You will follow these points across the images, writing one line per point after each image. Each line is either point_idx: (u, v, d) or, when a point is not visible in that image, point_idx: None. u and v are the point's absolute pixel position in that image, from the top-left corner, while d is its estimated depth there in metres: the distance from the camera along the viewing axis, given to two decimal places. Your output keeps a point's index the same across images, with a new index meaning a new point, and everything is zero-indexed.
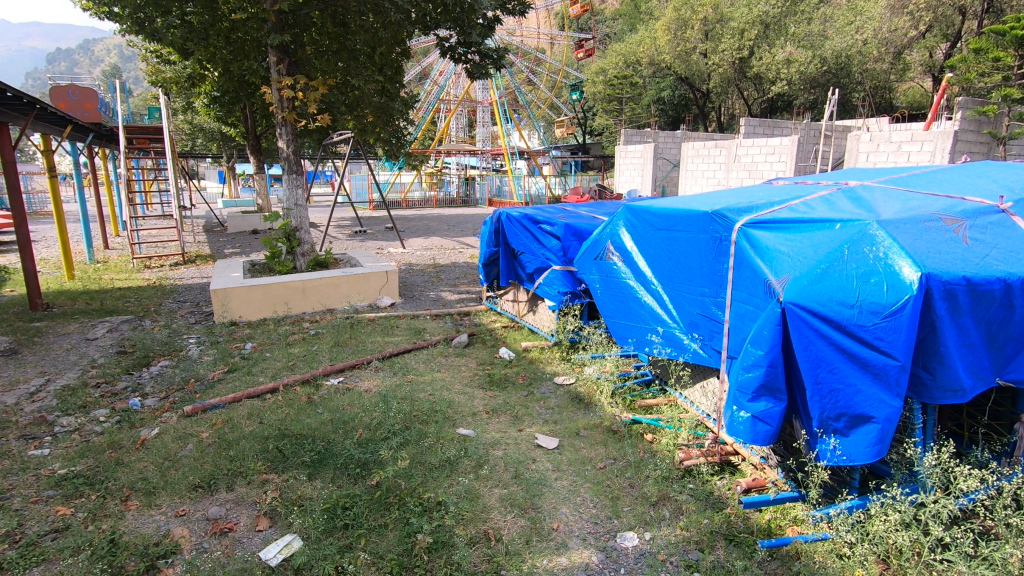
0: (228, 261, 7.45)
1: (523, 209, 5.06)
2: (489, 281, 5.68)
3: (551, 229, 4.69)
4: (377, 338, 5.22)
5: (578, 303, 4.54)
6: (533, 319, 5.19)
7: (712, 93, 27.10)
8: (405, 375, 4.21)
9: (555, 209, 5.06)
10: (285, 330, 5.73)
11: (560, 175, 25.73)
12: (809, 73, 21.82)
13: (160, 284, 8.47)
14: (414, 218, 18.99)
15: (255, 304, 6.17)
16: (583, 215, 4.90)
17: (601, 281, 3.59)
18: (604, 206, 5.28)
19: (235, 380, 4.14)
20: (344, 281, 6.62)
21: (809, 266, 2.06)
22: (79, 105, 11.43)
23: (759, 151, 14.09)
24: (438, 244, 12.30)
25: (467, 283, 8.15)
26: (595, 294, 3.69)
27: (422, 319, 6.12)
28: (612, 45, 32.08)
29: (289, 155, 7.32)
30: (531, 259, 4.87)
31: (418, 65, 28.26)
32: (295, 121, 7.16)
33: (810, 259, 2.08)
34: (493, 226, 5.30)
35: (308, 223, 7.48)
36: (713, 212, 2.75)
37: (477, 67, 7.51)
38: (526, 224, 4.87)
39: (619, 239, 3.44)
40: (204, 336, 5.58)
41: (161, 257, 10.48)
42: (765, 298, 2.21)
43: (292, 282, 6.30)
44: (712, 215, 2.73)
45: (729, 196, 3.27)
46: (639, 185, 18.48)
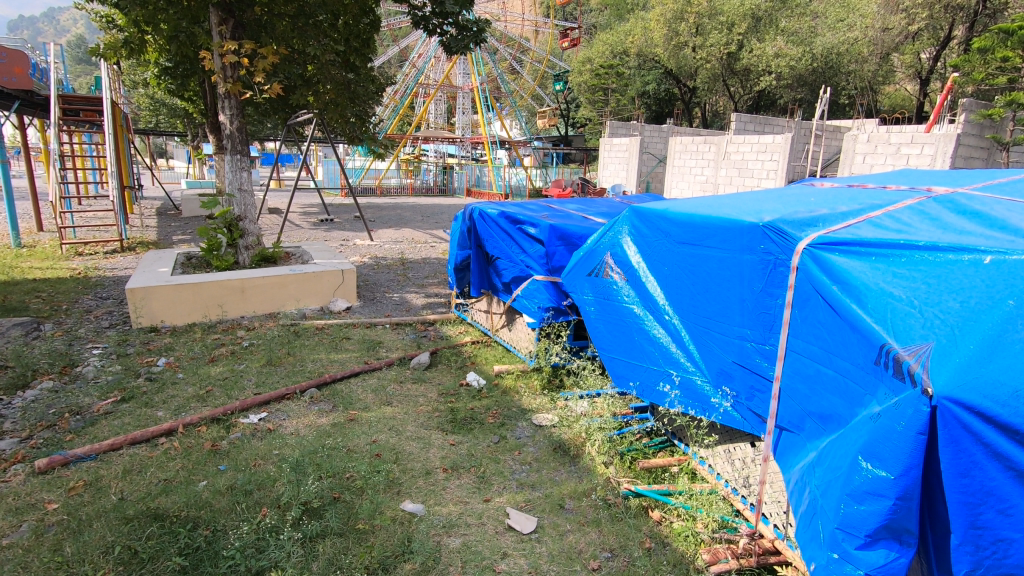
0: (159, 253, 6.45)
1: (501, 206, 4.25)
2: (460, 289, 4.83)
3: (532, 230, 3.89)
4: (322, 354, 4.36)
5: (563, 321, 3.78)
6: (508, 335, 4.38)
7: (698, 88, 26.60)
8: (348, 410, 3.37)
9: (539, 208, 4.26)
10: (215, 340, 4.82)
11: (541, 167, 24.98)
12: (799, 69, 21.37)
13: (85, 276, 7.41)
14: (387, 206, 17.97)
15: (182, 307, 5.23)
16: (572, 216, 4.11)
17: (594, 302, 2.80)
18: (596, 205, 4.51)
19: (125, 414, 3.24)
20: (291, 280, 5.71)
21: (956, 333, 1.39)
22: (5, 69, 9.61)
23: (751, 149, 13.46)
24: (409, 236, 11.40)
25: (437, 283, 7.30)
26: (585, 317, 2.88)
27: (380, 329, 5.26)
28: (599, 35, 31.34)
29: (234, 131, 6.29)
30: (507, 266, 4.07)
31: (396, 46, 27.08)
32: (239, 92, 6.13)
33: (957, 323, 1.41)
34: (465, 223, 4.50)
35: (255, 211, 6.52)
36: (766, 223, 1.95)
37: (454, 39, 6.58)
38: (503, 223, 4.05)
39: (621, 251, 2.65)
40: (112, 346, 4.63)
41: (96, 243, 9.36)
42: (872, 371, 1.51)
43: (229, 281, 5.38)
44: (764, 227, 1.94)
45: (766, 198, 2.51)
46: (623, 180, 17.76)
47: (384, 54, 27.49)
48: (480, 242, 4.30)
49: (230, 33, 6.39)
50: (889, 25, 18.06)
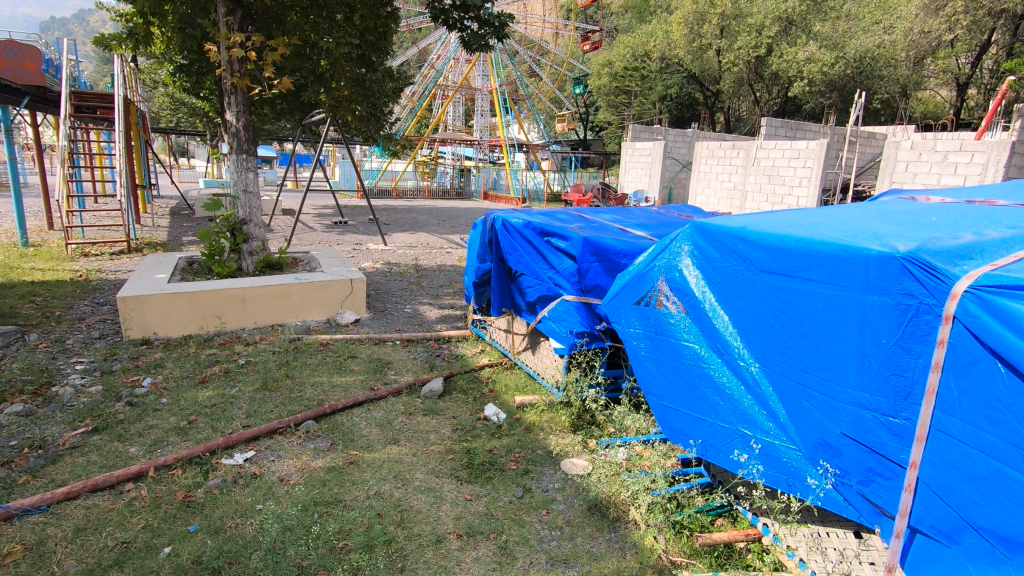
0: (159, 257, 6.08)
1: (526, 214, 3.75)
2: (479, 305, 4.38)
3: (563, 244, 3.41)
4: (324, 376, 3.92)
5: (596, 347, 3.31)
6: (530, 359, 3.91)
7: (723, 92, 25.98)
8: (348, 449, 2.92)
9: (571, 218, 3.78)
10: (210, 355, 4.42)
11: (560, 171, 24.48)
12: (831, 75, 20.62)
13: (85, 278, 7.09)
14: (403, 209, 17.66)
15: (178, 318, 4.85)
16: (607, 229, 3.65)
17: (643, 336, 2.32)
18: (632, 217, 4.06)
19: (92, 449, 2.82)
20: (296, 290, 5.31)
21: None
22: (17, 65, 9.65)
23: (783, 155, 12.80)
24: (425, 241, 11.00)
25: (453, 294, 6.85)
26: (629, 352, 2.40)
27: (389, 346, 4.82)
28: (621, 37, 30.81)
29: (240, 129, 5.89)
30: (532, 283, 3.59)
31: (416, 48, 26.84)
32: (246, 88, 5.72)
33: None
34: (485, 232, 4.01)
35: (260, 214, 6.12)
36: (907, 254, 1.49)
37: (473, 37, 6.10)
38: (529, 235, 3.56)
39: (680, 277, 2.17)
40: (98, 360, 4.25)
41: (102, 243, 9.07)
42: None
43: (229, 290, 5.00)
44: (906, 260, 1.48)
45: (860, 215, 2.08)
46: (646, 185, 17.21)
47: (403, 55, 27.27)
48: (502, 254, 3.81)
49: (238, 24, 6.00)
50: (929, 28, 17.29)
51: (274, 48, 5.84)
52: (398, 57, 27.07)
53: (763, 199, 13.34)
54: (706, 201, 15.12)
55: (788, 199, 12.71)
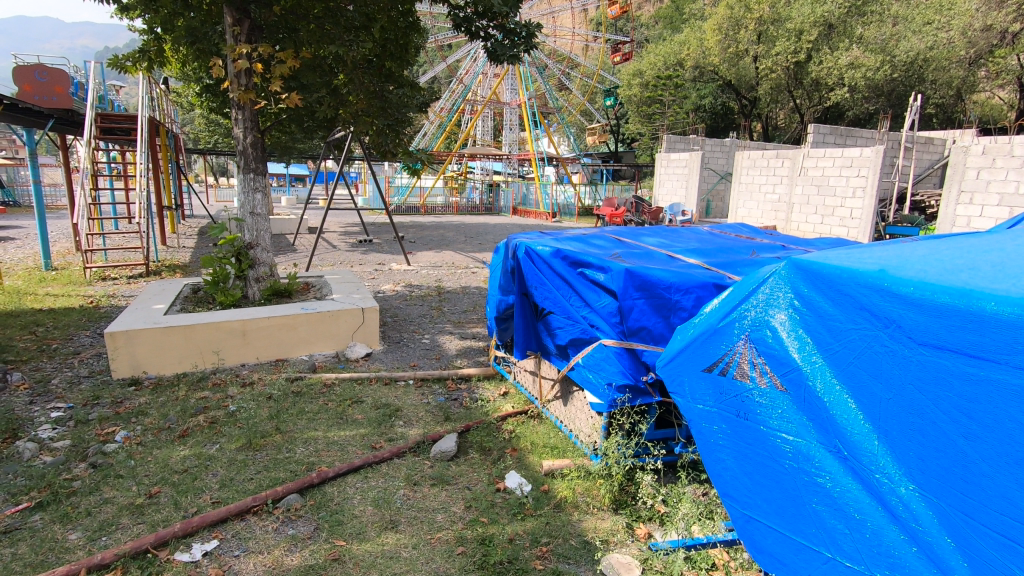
0: (163, 285, 5.69)
1: (555, 240, 3.11)
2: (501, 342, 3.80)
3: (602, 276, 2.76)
4: (320, 429, 3.38)
5: (640, 403, 2.71)
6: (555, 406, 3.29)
7: (760, 99, 25.01)
8: (332, 538, 2.35)
9: (609, 242, 3.15)
10: (199, 399, 3.94)
11: (591, 184, 23.85)
12: (877, 80, 19.43)
13: (96, 305, 6.81)
14: (431, 226, 17.34)
15: (172, 354, 4.41)
16: (654, 256, 3.02)
17: (718, 417, 1.74)
18: (680, 239, 3.45)
19: (25, 536, 2.32)
20: (302, 321, 4.83)
21: None
22: (47, 88, 9.71)
23: (833, 164, 11.87)
24: (450, 261, 10.52)
25: (476, 321, 6.29)
26: (700, 438, 1.80)
27: (401, 387, 4.27)
28: (652, 47, 30.13)
29: (248, 147, 5.49)
30: (562, 323, 2.95)
31: (444, 64, 26.80)
32: (254, 102, 5.31)
33: None
34: (506, 260, 3.37)
35: (269, 238, 5.70)
36: None
37: (498, 44, 5.52)
38: (559, 266, 2.91)
39: (776, 344, 1.58)
40: (78, 406, 3.82)
41: (121, 267, 8.87)
42: None
43: (229, 323, 4.56)
44: None
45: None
46: (682, 198, 16.42)
47: (432, 72, 27.25)
48: (526, 288, 3.15)
49: (246, 35, 5.63)
50: None
51: (283, 59, 5.46)
52: (426, 74, 27.07)
53: (812, 211, 12.39)
54: (748, 213, 14.23)
55: (840, 211, 11.74)
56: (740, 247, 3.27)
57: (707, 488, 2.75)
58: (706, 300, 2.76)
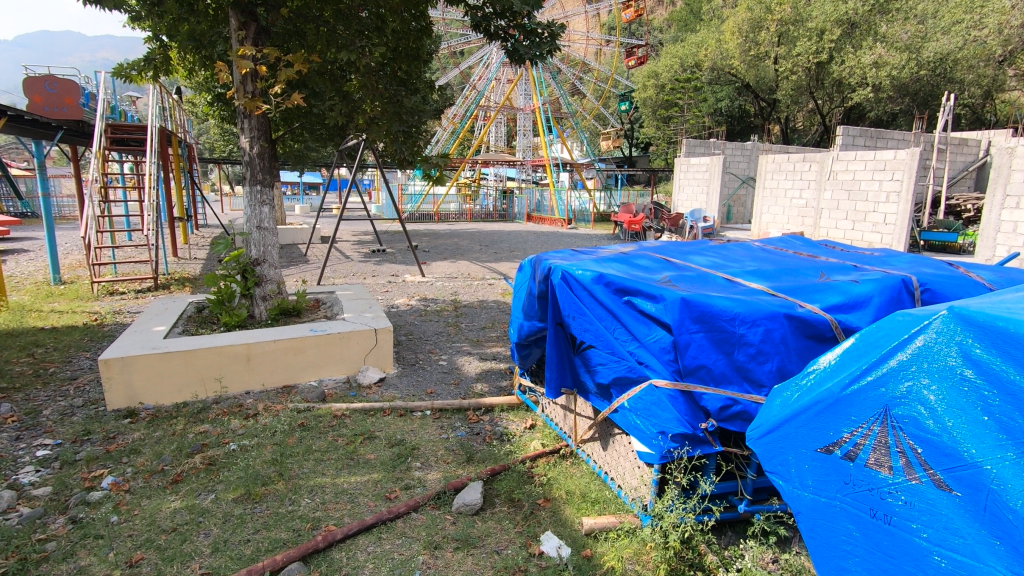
0: (166, 304, 5.38)
1: (594, 262, 2.72)
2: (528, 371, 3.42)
3: (654, 306, 2.36)
4: (327, 473, 3.01)
5: (698, 451, 2.30)
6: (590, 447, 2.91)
7: (780, 101, 24.43)
8: None
9: (655, 264, 2.77)
10: (198, 435, 3.60)
11: (607, 190, 23.47)
12: (901, 79, 18.62)
13: (100, 322, 6.55)
14: (445, 234, 17.05)
15: (172, 381, 4.09)
16: (709, 280, 2.63)
17: (851, 511, 1.58)
18: (734, 258, 3.08)
19: None
20: (311, 344, 4.49)
21: None
22: (57, 99, 9.53)
23: (865, 167, 11.33)
24: (466, 271, 10.17)
25: (495, 340, 5.90)
26: (828, 534, 1.64)
27: (418, 419, 3.90)
28: (667, 49, 29.66)
29: (255, 157, 5.18)
30: (605, 359, 2.53)
31: (457, 70, 26.61)
32: (259, 109, 5.00)
33: None
34: (536, 283, 2.98)
35: (276, 252, 5.37)
36: None
37: (521, 46, 5.23)
38: (603, 294, 2.51)
39: (917, 429, 1.43)
40: (67, 442, 3.49)
41: (130, 281, 8.64)
42: None
43: (232, 347, 4.22)
44: None
45: None
46: (703, 203, 15.93)
47: (444, 78, 27.08)
48: (561, 316, 2.75)
49: (252, 38, 5.33)
50: None
51: (291, 64, 5.14)
52: (439, 80, 26.90)
53: (842, 216, 11.86)
54: (774, 219, 13.72)
55: (873, 216, 11.20)
56: (804, 267, 2.87)
57: (777, 554, 2.32)
58: (775, 332, 2.36)
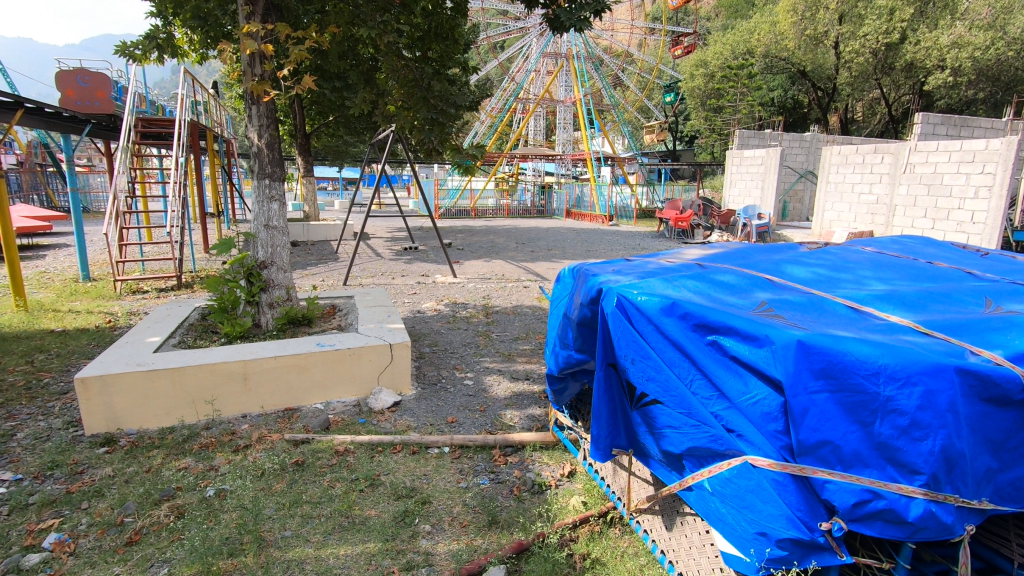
0: (168, 310, 4.92)
1: (663, 281, 1.97)
2: (565, 409, 2.72)
3: (755, 351, 1.62)
4: (312, 540, 2.43)
5: (813, 564, 1.59)
6: (643, 523, 2.21)
7: (841, 89, 22.79)
8: None
9: (746, 280, 2.00)
10: (175, 473, 3.07)
11: (650, 185, 22.42)
12: (985, 62, 16.98)
13: (111, 325, 6.19)
14: (481, 231, 16.47)
15: (157, 404, 3.59)
16: (826, 308, 1.86)
17: None
18: (852, 270, 2.28)
19: None
20: (317, 361, 3.91)
21: None
22: (88, 93, 9.27)
23: (949, 159, 10.08)
24: (500, 272, 9.52)
25: (528, 355, 5.20)
26: None
27: (433, 457, 3.28)
28: (717, 36, 28.30)
29: (262, 148, 4.64)
30: (677, 421, 1.83)
31: (497, 61, 26.03)
32: (266, 94, 4.46)
33: None
34: (579, 307, 2.26)
35: (287, 254, 4.82)
36: None
37: (565, 8, 4.41)
38: (679, 331, 1.78)
39: None
40: (27, 477, 3.02)
41: (153, 279, 8.35)
42: None
43: (226, 365, 3.68)
44: None
45: None
46: (757, 199, 14.77)
47: (483, 70, 26.56)
48: (614, 355, 2.01)
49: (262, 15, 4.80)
50: None
51: (302, 41, 4.58)
52: (478, 73, 26.36)
53: (921, 213, 10.65)
54: (839, 216, 12.49)
55: (957, 214, 9.97)
56: (956, 288, 2.05)
57: None
58: (940, 396, 1.56)
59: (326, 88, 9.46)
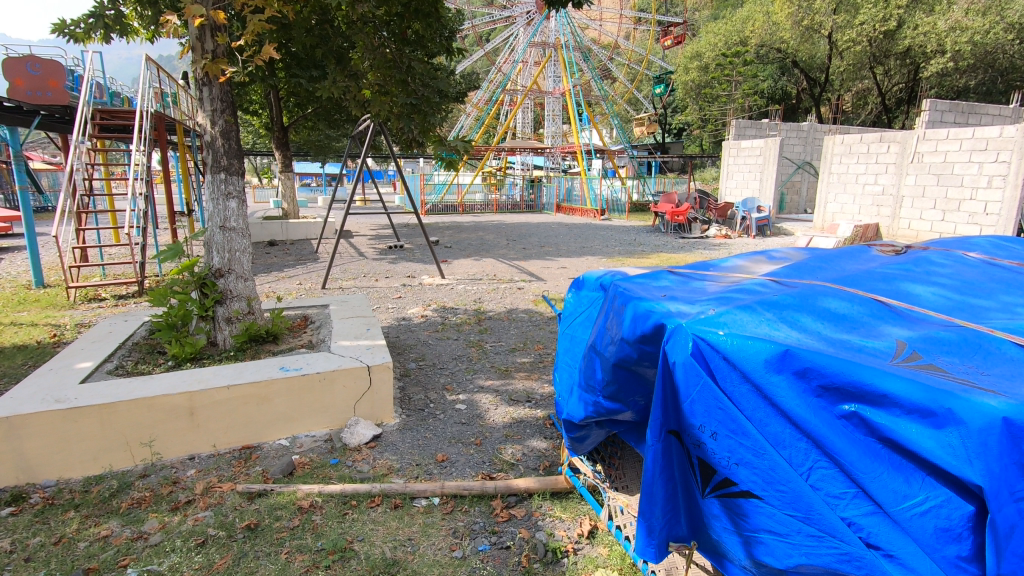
0: (110, 327, 4.24)
1: (751, 315, 1.41)
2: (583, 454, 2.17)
3: (931, 435, 1.07)
4: None
5: None
6: None
7: (833, 77, 22.43)
8: None
9: (861, 308, 1.44)
10: (92, 545, 2.42)
11: (641, 178, 21.86)
12: (983, 47, 16.66)
13: (54, 340, 5.47)
14: (469, 227, 15.81)
15: (80, 447, 2.93)
16: (988, 350, 1.27)
17: None
18: (980, 288, 1.71)
19: None
20: (280, 389, 3.27)
21: None
22: (39, 82, 8.25)
23: (960, 147, 9.63)
24: (491, 272, 8.88)
25: (528, 370, 4.58)
26: None
27: (421, 512, 2.67)
28: (707, 26, 27.82)
29: (217, 137, 3.96)
30: (784, 526, 1.31)
31: (483, 52, 25.26)
32: (220, 73, 3.78)
33: None
34: (617, 344, 1.65)
35: (247, 260, 4.15)
36: None
37: None
38: (790, 396, 1.25)
39: None
40: None
41: (111, 285, 7.61)
42: None
43: (167, 398, 3.03)
44: None
45: None
46: (755, 191, 14.27)
47: (469, 61, 25.80)
48: (679, 419, 1.45)
49: None
50: None
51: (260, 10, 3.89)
52: (464, 63, 25.57)
53: (930, 204, 10.20)
54: (841, 208, 11.99)
55: (969, 205, 9.53)
56: None
57: None
58: None
59: (301, 77, 8.79)
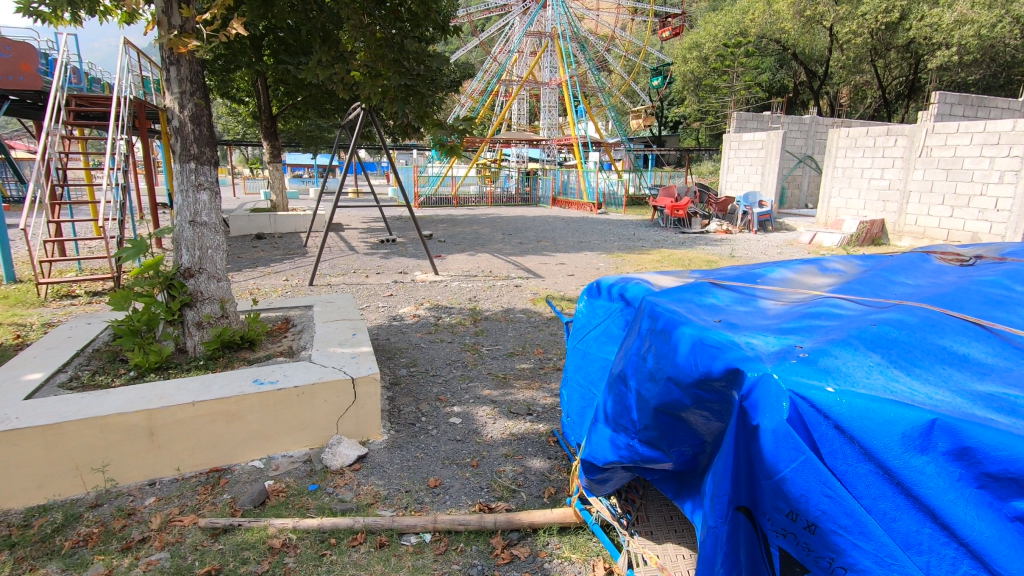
0: (70, 331, 3.86)
1: (866, 372, 1.21)
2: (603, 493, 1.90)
3: None
4: None
5: None
6: None
7: (832, 70, 22.15)
8: None
9: (986, 347, 1.29)
10: None
11: (638, 171, 21.50)
12: (986, 40, 16.41)
13: (17, 341, 5.08)
14: (464, 220, 15.41)
15: (20, 475, 2.57)
16: None
17: None
18: None
19: None
20: (253, 404, 2.91)
21: None
22: (10, 66, 7.76)
23: (970, 142, 9.34)
24: (486, 268, 8.52)
25: (528, 378, 4.23)
26: None
27: (409, 551, 2.33)
28: (705, 17, 27.45)
29: (187, 122, 3.57)
30: None
31: (478, 41, 24.76)
32: (188, 48, 3.38)
33: None
34: (657, 388, 1.44)
35: (221, 258, 3.77)
36: None
37: None
38: (939, 485, 1.06)
39: None
40: None
41: (86, 281, 7.20)
42: None
43: (123, 418, 2.67)
44: None
45: None
46: (757, 185, 13.98)
47: (464, 51, 25.31)
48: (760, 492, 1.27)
49: None
50: None
51: None
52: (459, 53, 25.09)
53: (938, 200, 9.91)
54: (846, 204, 11.68)
55: (979, 201, 9.25)
56: None
57: None
58: None
59: (289, 63, 8.38)
